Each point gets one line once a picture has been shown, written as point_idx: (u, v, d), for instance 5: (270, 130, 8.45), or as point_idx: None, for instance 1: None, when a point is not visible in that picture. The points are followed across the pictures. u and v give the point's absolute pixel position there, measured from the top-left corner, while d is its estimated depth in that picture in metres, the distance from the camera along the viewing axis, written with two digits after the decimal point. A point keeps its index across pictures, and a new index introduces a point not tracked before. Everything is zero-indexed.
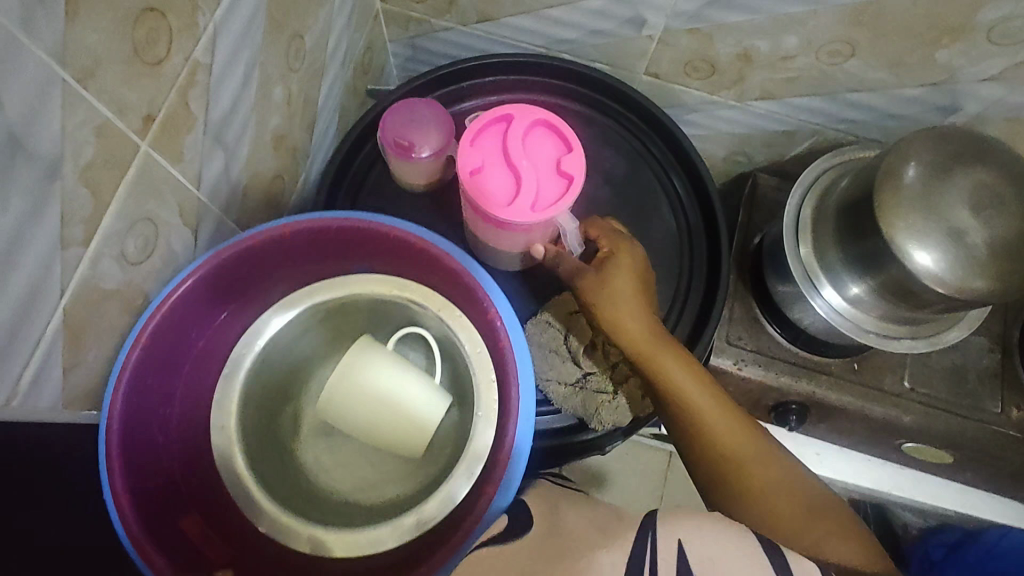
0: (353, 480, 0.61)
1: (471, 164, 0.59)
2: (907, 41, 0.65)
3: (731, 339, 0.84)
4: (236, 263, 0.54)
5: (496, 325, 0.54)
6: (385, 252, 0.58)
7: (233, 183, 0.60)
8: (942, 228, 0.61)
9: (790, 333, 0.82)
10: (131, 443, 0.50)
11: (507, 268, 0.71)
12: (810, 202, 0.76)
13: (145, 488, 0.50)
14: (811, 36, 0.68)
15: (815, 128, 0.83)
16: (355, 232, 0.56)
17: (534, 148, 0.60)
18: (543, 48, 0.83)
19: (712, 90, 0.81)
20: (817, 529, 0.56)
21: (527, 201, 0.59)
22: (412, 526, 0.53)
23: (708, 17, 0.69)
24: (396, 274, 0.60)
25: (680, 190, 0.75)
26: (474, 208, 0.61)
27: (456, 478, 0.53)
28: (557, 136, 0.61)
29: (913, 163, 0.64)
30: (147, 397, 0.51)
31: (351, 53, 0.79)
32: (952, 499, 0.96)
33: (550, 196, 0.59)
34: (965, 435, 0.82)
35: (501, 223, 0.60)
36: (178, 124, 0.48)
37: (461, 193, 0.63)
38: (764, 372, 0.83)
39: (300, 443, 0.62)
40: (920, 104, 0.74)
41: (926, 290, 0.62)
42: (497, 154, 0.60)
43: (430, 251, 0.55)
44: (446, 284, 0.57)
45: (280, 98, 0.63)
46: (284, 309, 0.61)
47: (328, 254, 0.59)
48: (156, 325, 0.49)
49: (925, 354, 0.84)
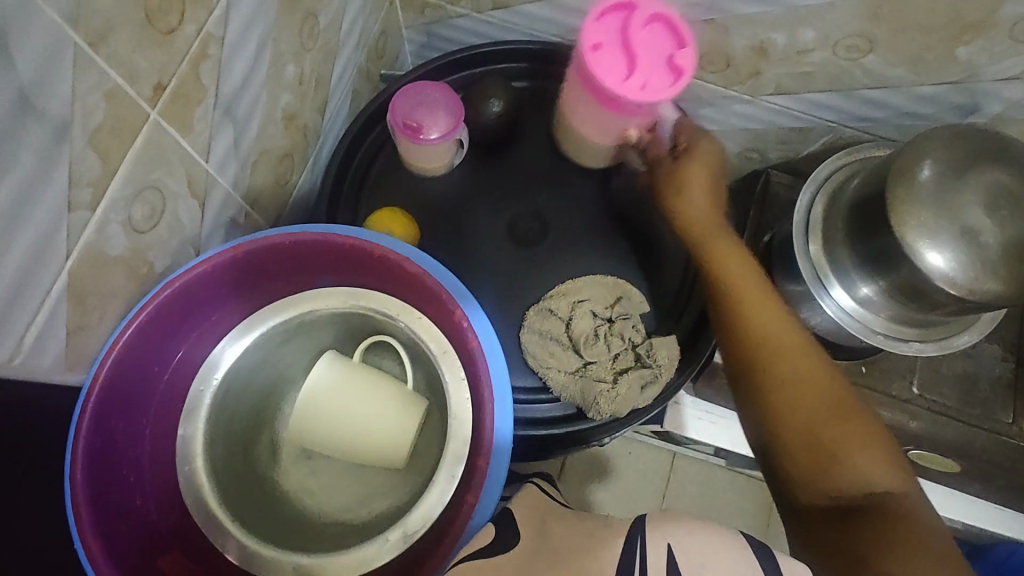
0: (338, 500, 0.61)
1: (594, 38, 0.58)
2: (927, 37, 0.64)
3: None
4: (201, 283, 0.53)
5: (462, 326, 0.53)
6: (353, 264, 0.57)
7: (243, 158, 0.60)
8: (956, 227, 0.60)
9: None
10: (100, 450, 0.49)
11: (595, 164, 0.73)
12: (821, 201, 0.75)
13: (106, 497, 0.49)
14: (829, 29, 0.67)
15: (830, 126, 0.82)
16: (315, 247, 0.55)
17: (650, 36, 0.57)
18: (557, 38, 0.82)
19: (727, 84, 0.80)
20: (839, 433, 0.51)
21: (638, 82, 0.57)
22: (400, 539, 0.53)
23: (724, 8, 0.68)
24: (355, 287, 0.59)
25: None
26: (587, 83, 0.60)
27: (434, 492, 0.53)
28: (674, 28, 0.57)
29: (928, 161, 0.63)
30: (118, 408, 0.50)
31: (365, 36, 0.79)
32: (958, 510, 0.94)
33: (658, 83, 0.57)
34: (973, 444, 0.81)
35: (611, 101, 0.60)
36: (188, 95, 0.48)
37: (577, 68, 0.62)
38: None
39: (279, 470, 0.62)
40: (939, 103, 0.72)
41: (937, 291, 0.61)
42: (618, 36, 0.58)
43: (389, 258, 0.54)
44: (411, 293, 0.56)
45: (292, 76, 0.64)
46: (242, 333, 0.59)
47: (288, 270, 0.57)
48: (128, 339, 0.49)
49: (936, 360, 0.82)
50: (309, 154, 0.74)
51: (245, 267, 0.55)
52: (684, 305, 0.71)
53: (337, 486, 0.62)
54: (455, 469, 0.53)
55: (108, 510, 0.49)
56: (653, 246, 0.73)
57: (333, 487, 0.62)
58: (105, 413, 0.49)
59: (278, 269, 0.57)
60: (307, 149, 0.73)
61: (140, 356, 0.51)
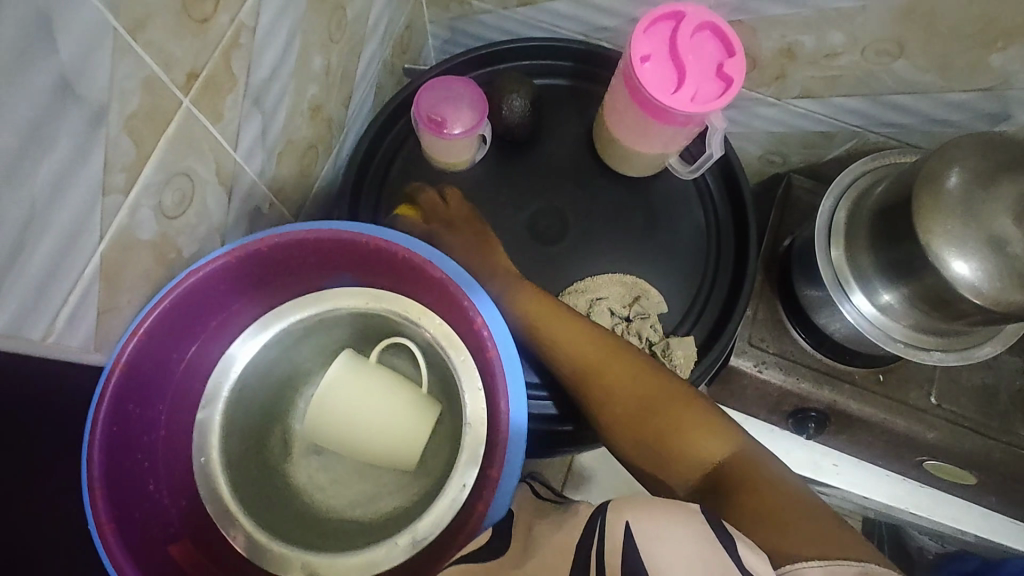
0: (349, 496, 0.61)
1: (642, 51, 0.58)
2: (959, 43, 0.63)
3: (753, 341, 0.83)
4: (221, 276, 0.53)
5: (482, 334, 0.53)
6: (375, 264, 0.57)
7: (269, 148, 0.61)
8: (983, 237, 0.59)
9: (814, 338, 0.80)
10: (120, 433, 0.49)
11: (638, 174, 0.73)
12: (844, 206, 0.74)
13: (123, 479, 0.49)
14: (859, 32, 0.66)
15: (855, 131, 0.81)
16: (342, 242, 0.55)
17: (699, 46, 0.58)
18: (581, 36, 0.82)
19: (752, 86, 0.80)
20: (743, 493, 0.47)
21: (688, 93, 0.58)
22: (407, 545, 0.53)
23: (752, 9, 0.68)
24: (377, 287, 0.59)
25: (711, 190, 0.73)
26: (635, 95, 0.61)
27: (447, 496, 0.53)
28: (721, 37, 0.58)
29: (956, 169, 0.62)
30: (137, 395, 0.51)
31: (391, 29, 0.80)
32: (972, 523, 0.93)
33: (708, 95, 0.58)
34: (991, 457, 0.80)
35: (658, 112, 0.60)
36: (220, 83, 0.49)
37: (623, 79, 0.62)
38: (784, 376, 0.82)
39: (290, 463, 0.62)
40: (968, 110, 0.71)
41: (961, 299, 0.60)
42: (666, 47, 0.59)
43: (413, 259, 0.55)
44: (431, 293, 0.57)
45: (319, 68, 0.64)
46: (261, 329, 0.60)
47: (310, 267, 0.58)
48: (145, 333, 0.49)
49: (955, 371, 0.81)
50: (331, 146, 0.74)
51: (266, 263, 0.55)
52: (701, 308, 0.71)
53: (352, 479, 0.62)
54: (467, 476, 0.53)
55: (126, 500, 0.49)
56: (672, 247, 0.72)
57: (345, 479, 0.62)
58: (122, 410, 0.49)
59: (300, 264, 0.57)
60: (330, 141, 0.74)
61: (158, 347, 0.51)
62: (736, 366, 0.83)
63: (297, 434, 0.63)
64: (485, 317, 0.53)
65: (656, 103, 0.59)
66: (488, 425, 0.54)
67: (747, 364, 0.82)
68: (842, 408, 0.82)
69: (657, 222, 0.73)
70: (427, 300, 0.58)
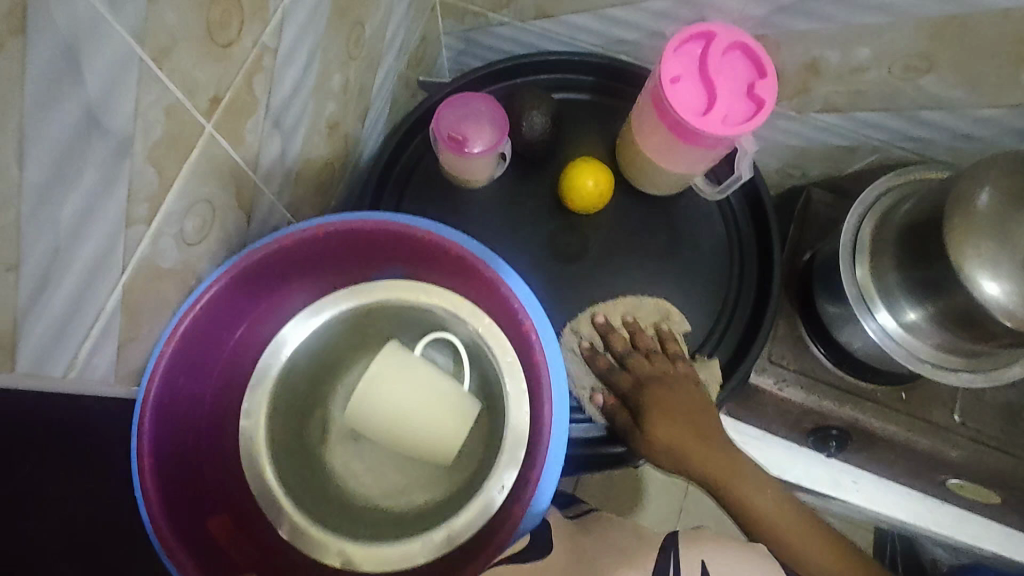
0: (382, 485, 0.61)
1: (672, 71, 0.57)
2: (990, 59, 0.62)
3: (773, 358, 0.82)
4: (275, 260, 0.53)
5: (530, 338, 0.52)
6: (424, 259, 0.56)
7: (287, 168, 0.60)
8: (1017, 259, 0.58)
9: (835, 354, 0.79)
10: (167, 410, 0.50)
11: (658, 192, 0.72)
12: (869, 221, 0.72)
13: (168, 460, 0.50)
14: (886, 48, 0.65)
15: (878, 145, 0.80)
16: (392, 237, 0.54)
17: (730, 66, 0.57)
18: (599, 48, 0.81)
19: (773, 99, 0.79)
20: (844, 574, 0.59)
21: (718, 114, 0.57)
22: (442, 542, 0.54)
23: (777, 24, 0.66)
24: (420, 280, 0.58)
25: (734, 205, 0.72)
26: (663, 116, 0.60)
27: (489, 492, 0.53)
28: (752, 57, 0.57)
29: (989, 188, 0.61)
30: (184, 375, 0.51)
31: (407, 43, 0.79)
32: (994, 541, 0.91)
33: (739, 116, 0.57)
34: (1017, 476, 0.78)
35: (687, 134, 0.59)
36: (242, 107, 0.48)
37: (650, 98, 0.61)
38: (806, 395, 0.80)
39: (327, 451, 0.62)
40: (996, 126, 0.70)
41: (993, 323, 0.59)
42: (696, 67, 0.57)
43: (465, 257, 0.54)
44: (479, 290, 0.56)
45: (338, 85, 0.63)
46: (311, 315, 0.60)
47: (361, 259, 0.57)
48: (189, 324, 0.49)
49: (980, 389, 0.80)
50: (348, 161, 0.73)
51: (310, 255, 0.55)
52: (725, 325, 0.69)
53: (383, 473, 0.61)
54: (505, 478, 0.53)
55: (170, 478, 0.50)
56: (693, 264, 0.71)
57: (380, 468, 0.61)
58: (168, 400, 0.49)
59: (350, 254, 0.56)
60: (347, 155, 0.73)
61: (207, 328, 0.51)
62: (757, 384, 0.82)
63: (336, 421, 0.62)
64: (532, 319, 0.52)
65: (685, 124, 0.58)
66: (530, 427, 0.53)
67: (768, 382, 0.81)
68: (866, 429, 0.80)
69: (679, 238, 0.72)
70: (473, 297, 0.57)
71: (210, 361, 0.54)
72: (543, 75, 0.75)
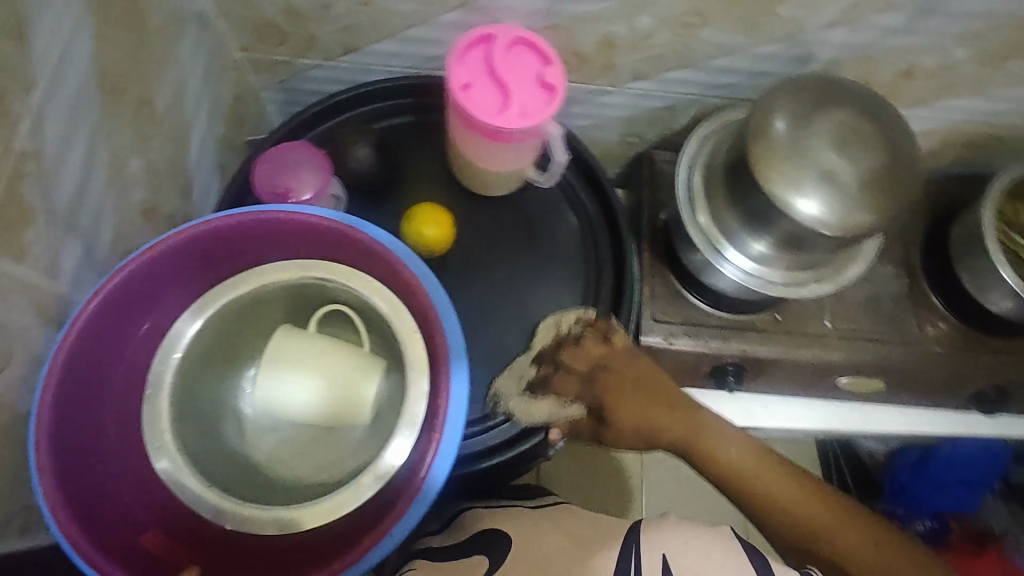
0: (314, 465, 0.64)
1: (462, 78, 0.59)
2: (751, 3, 0.68)
3: (656, 317, 0.85)
4: (150, 271, 0.55)
5: (430, 314, 0.56)
6: (298, 239, 0.60)
7: (100, 266, 0.56)
8: (815, 173, 0.64)
9: (709, 297, 0.84)
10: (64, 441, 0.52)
11: (498, 192, 0.74)
12: (699, 168, 0.78)
13: (79, 493, 0.52)
14: (662, 13, 0.70)
15: (692, 98, 0.86)
16: (262, 224, 0.57)
17: (516, 62, 0.59)
18: (414, 69, 0.82)
19: (587, 80, 0.83)
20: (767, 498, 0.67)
21: (516, 110, 0.59)
22: (373, 480, 0.57)
23: (561, 12, 0.70)
24: (301, 257, 0.62)
25: (573, 184, 0.75)
26: (468, 122, 0.61)
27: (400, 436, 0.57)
28: (535, 51, 0.59)
29: (779, 117, 0.66)
30: (73, 406, 0.53)
31: (217, 107, 0.76)
32: (896, 422, 0.99)
33: (539, 107, 0.59)
34: (892, 359, 0.86)
35: (495, 134, 0.61)
36: (12, 219, 0.45)
37: (452, 107, 0.63)
38: (695, 341, 0.84)
39: (247, 444, 0.64)
40: (779, 58, 0.77)
41: (814, 234, 0.65)
42: (484, 71, 0.59)
43: (334, 227, 0.57)
44: (353, 253, 0.59)
45: (139, 169, 0.61)
46: (196, 316, 0.62)
47: (238, 250, 0.60)
48: (65, 355, 0.51)
49: (840, 292, 0.87)
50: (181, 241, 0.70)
51: (177, 264, 0.57)
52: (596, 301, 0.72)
53: (309, 461, 0.64)
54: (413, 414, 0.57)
55: (87, 501, 0.53)
56: (549, 257, 0.74)
57: (307, 450, 0.64)
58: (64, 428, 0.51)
59: (223, 249, 0.59)
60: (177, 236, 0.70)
61: (90, 352, 0.54)
62: (649, 344, 0.84)
63: (247, 415, 0.65)
64: (405, 262, 0.57)
65: (488, 126, 0.60)
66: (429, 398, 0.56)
67: (658, 340, 0.84)
68: (751, 358, 0.86)
69: (534, 232, 0.75)
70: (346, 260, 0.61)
71: (99, 389, 0.56)
72: (366, 108, 0.75)
